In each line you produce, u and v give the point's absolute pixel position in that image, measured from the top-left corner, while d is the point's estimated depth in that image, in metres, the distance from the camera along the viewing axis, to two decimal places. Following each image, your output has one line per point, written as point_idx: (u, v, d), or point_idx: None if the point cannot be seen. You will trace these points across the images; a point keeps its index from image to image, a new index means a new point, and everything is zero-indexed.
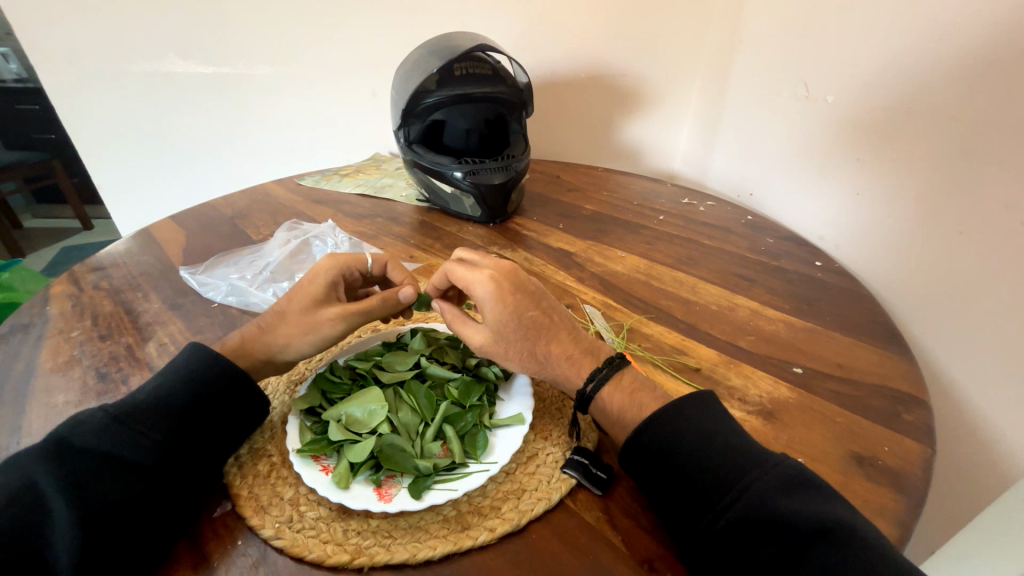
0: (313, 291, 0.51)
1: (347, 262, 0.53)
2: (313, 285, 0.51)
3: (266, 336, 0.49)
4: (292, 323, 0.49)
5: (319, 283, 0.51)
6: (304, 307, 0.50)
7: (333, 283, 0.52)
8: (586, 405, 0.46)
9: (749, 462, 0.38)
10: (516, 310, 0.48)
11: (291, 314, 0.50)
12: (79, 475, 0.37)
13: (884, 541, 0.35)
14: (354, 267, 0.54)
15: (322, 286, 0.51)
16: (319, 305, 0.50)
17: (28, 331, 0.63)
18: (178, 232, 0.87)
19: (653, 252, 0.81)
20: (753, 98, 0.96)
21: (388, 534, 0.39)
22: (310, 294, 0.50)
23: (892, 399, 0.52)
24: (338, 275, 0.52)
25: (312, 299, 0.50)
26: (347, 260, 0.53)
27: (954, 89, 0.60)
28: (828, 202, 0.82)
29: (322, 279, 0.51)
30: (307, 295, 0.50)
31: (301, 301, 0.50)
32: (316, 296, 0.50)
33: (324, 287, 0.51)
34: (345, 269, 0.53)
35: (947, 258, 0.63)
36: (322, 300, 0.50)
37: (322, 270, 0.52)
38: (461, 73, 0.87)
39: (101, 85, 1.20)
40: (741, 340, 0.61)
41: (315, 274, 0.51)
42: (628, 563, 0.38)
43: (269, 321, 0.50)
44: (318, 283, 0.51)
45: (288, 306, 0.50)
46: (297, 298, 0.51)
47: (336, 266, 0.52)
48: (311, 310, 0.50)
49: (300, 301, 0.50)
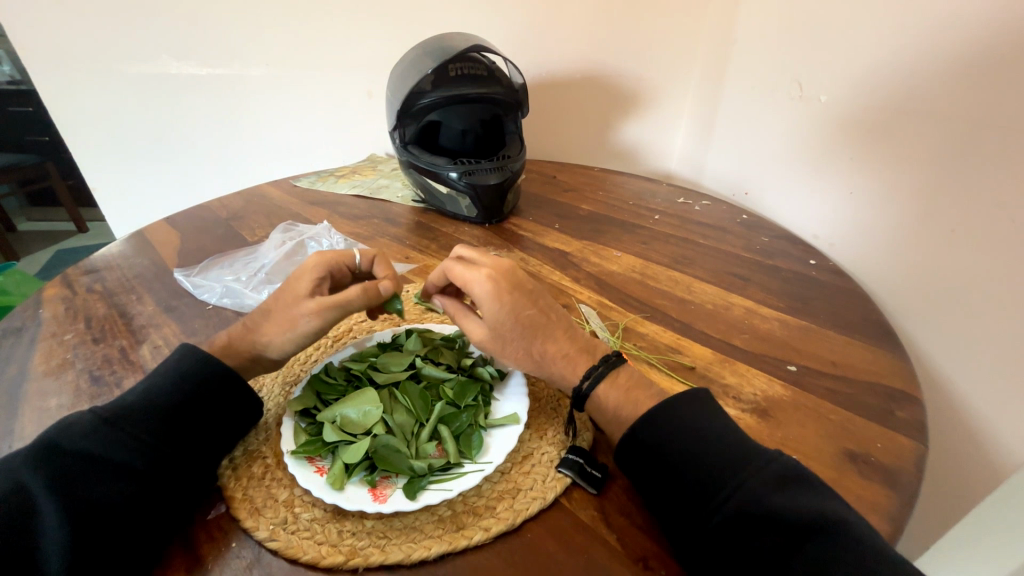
0: (297, 288, 0.50)
1: (334, 259, 0.52)
2: (297, 283, 0.50)
3: (251, 335, 0.49)
4: (274, 322, 0.49)
5: (304, 280, 0.50)
6: (287, 304, 0.49)
7: (318, 280, 0.51)
8: (583, 403, 0.46)
9: (743, 459, 0.39)
10: (513, 309, 0.47)
11: (275, 312, 0.49)
12: (69, 477, 0.37)
13: (878, 537, 0.35)
14: (341, 264, 0.53)
15: (306, 282, 0.50)
16: (300, 300, 0.49)
17: (20, 334, 0.62)
18: (172, 234, 0.86)
19: (649, 251, 0.81)
20: (748, 98, 0.96)
21: (383, 535, 0.39)
22: (293, 292, 0.50)
23: (885, 396, 0.52)
24: (323, 272, 0.51)
25: (295, 295, 0.49)
26: (333, 257, 0.52)
27: (946, 88, 0.61)
28: (823, 200, 0.82)
29: (307, 275, 0.50)
30: (291, 292, 0.50)
31: (284, 298, 0.50)
32: (299, 293, 0.49)
33: (307, 283, 0.50)
34: (332, 266, 0.52)
35: (940, 255, 0.64)
36: (303, 296, 0.49)
37: (308, 268, 0.51)
38: (456, 73, 0.87)
39: (95, 87, 1.20)
40: (736, 339, 0.61)
41: (301, 272, 0.51)
42: (624, 561, 0.38)
43: (255, 320, 0.50)
44: (303, 281, 0.50)
45: (273, 304, 0.50)
46: (281, 296, 0.50)
47: (324, 263, 0.51)
48: (292, 306, 0.49)
49: (284, 299, 0.50)
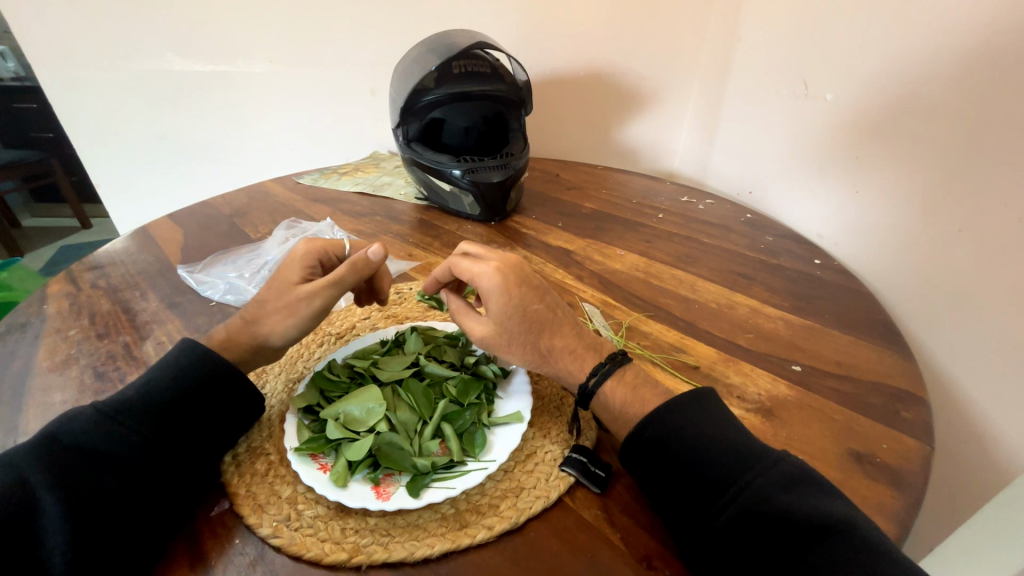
0: (289, 275, 0.51)
1: (323, 247, 0.53)
2: (288, 270, 0.51)
3: (252, 327, 0.49)
4: (270, 310, 0.49)
5: (294, 267, 0.51)
6: (280, 291, 0.50)
7: (308, 266, 0.51)
8: (588, 401, 0.46)
9: (749, 460, 0.38)
10: (521, 303, 0.48)
11: (270, 300, 0.50)
12: (72, 475, 0.37)
13: (885, 539, 0.34)
14: (331, 251, 0.53)
15: (297, 268, 0.51)
16: (294, 286, 0.50)
17: (25, 329, 0.63)
18: (176, 231, 0.86)
19: (653, 250, 0.81)
20: (753, 96, 0.96)
21: (386, 532, 0.39)
22: (286, 279, 0.50)
23: (891, 397, 0.52)
24: (313, 258, 0.52)
25: (288, 282, 0.50)
26: (322, 245, 0.53)
27: (952, 87, 0.60)
28: (828, 200, 0.82)
29: (297, 262, 0.51)
30: (283, 281, 0.50)
31: (276, 287, 0.50)
32: (291, 279, 0.50)
33: (298, 269, 0.51)
34: (321, 253, 0.53)
35: (947, 256, 0.63)
36: (296, 282, 0.50)
37: (297, 255, 0.52)
38: (460, 71, 0.87)
39: (100, 83, 1.20)
40: (740, 338, 0.61)
41: (291, 260, 0.51)
42: (627, 561, 0.38)
43: (254, 312, 0.50)
44: (295, 269, 0.51)
45: (267, 294, 0.50)
46: (273, 285, 0.51)
47: (313, 252, 0.52)
48: (286, 292, 0.49)
49: (276, 287, 0.50)
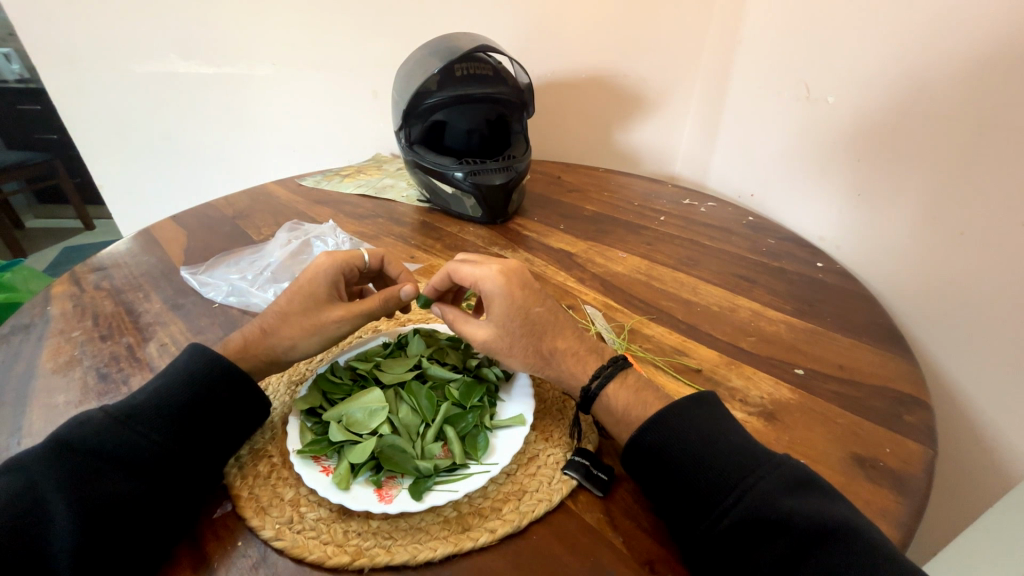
0: (314, 290, 0.51)
1: (346, 259, 0.54)
2: (314, 284, 0.52)
3: (269, 338, 0.49)
4: (294, 323, 0.50)
5: (322, 280, 0.52)
6: (307, 308, 0.51)
7: (334, 282, 0.53)
8: (591, 403, 0.46)
9: (751, 463, 0.38)
10: (523, 305, 0.48)
11: (294, 314, 0.50)
12: (81, 476, 0.37)
13: (890, 543, 0.34)
14: (352, 264, 0.55)
15: (323, 284, 0.52)
16: (323, 306, 0.51)
17: (29, 331, 0.63)
18: (178, 232, 0.87)
19: (654, 252, 0.81)
20: (755, 99, 0.96)
21: (389, 535, 0.39)
22: (312, 294, 0.51)
23: (894, 400, 0.52)
24: (338, 273, 0.53)
25: (316, 300, 0.51)
26: (344, 258, 0.54)
27: (950, 93, 0.61)
28: (829, 202, 0.82)
29: (324, 277, 0.52)
30: (308, 295, 0.51)
31: (301, 301, 0.51)
32: (318, 296, 0.51)
33: (326, 286, 0.52)
34: (344, 265, 0.54)
35: (946, 258, 0.64)
36: (325, 300, 0.51)
37: (322, 267, 0.52)
38: (462, 73, 0.87)
39: (106, 85, 1.21)
40: (742, 341, 0.61)
41: (316, 272, 0.52)
42: (629, 564, 0.38)
43: (272, 323, 0.50)
44: (320, 283, 0.52)
45: (289, 306, 0.51)
46: (297, 298, 0.51)
47: (335, 263, 0.53)
48: (315, 310, 0.51)
49: (301, 301, 0.51)
